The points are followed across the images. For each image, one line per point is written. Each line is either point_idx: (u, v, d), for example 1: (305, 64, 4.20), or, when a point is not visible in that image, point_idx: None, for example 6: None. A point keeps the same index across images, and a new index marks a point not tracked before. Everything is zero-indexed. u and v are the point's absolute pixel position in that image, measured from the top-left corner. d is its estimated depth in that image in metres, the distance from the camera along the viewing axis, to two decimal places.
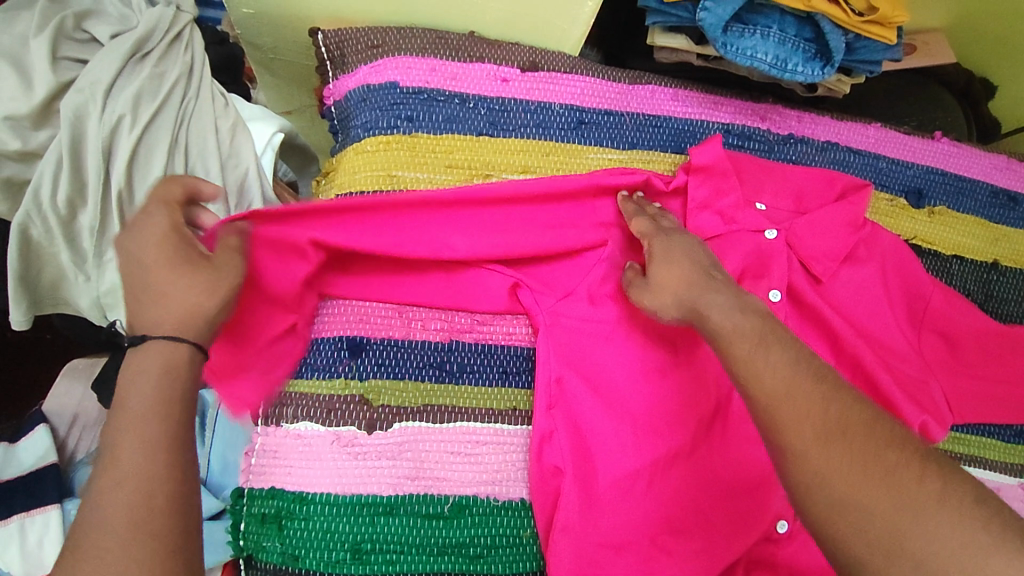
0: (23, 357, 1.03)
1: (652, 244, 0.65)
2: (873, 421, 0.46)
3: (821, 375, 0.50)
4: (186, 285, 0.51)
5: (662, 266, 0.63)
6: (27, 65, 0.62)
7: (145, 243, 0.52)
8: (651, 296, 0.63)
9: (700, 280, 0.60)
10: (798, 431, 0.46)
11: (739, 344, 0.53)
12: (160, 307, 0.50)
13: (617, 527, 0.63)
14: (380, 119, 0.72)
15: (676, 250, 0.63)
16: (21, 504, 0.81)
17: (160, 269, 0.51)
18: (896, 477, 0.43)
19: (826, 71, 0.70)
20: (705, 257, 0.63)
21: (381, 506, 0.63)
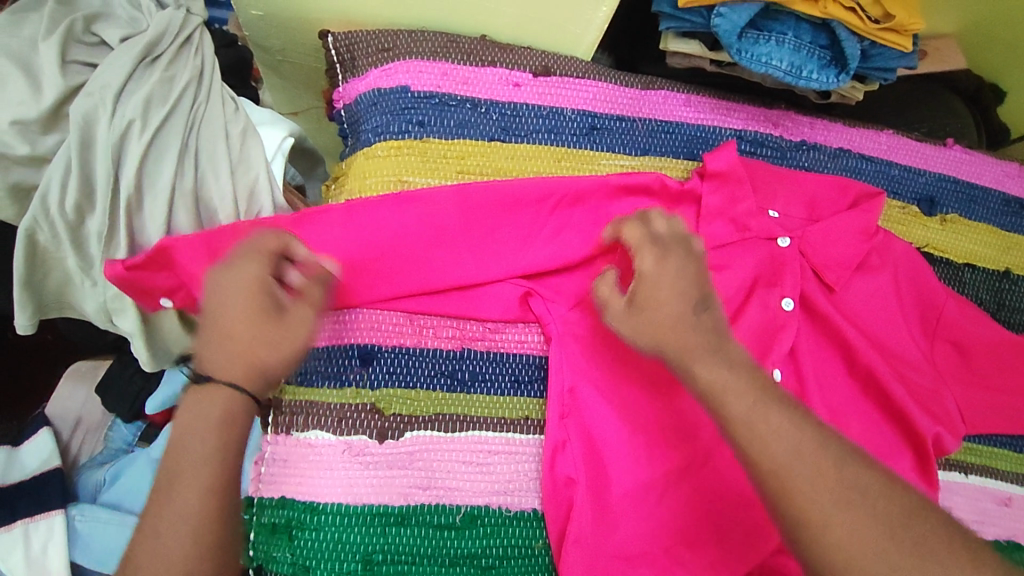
0: (26, 358, 1.02)
1: (642, 261, 0.60)
2: (887, 483, 0.49)
3: (826, 434, 0.50)
4: (257, 343, 0.55)
5: (653, 290, 0.58)
6: (35, 68, 0.61)
7: (225, 290, 0.55)
8: (634, 323, 0.58)
9: (690, 321, 0.56)
10: (818, 498, 0.47)
11: (732, 403, 0.52)
12: (226, 349, 0.54)
13: (629, 538, 0.62)
14: (391, 124, 0.71)
15: (669, 273, 0.59)
16: (24, 509, 0.80)
17: (234, 317, 0.55)
18: (919, 544, 0.46)
19: (841, 79, 0.70)
20: (699, 285, 0.59)
21: (393, 517, 0.62)
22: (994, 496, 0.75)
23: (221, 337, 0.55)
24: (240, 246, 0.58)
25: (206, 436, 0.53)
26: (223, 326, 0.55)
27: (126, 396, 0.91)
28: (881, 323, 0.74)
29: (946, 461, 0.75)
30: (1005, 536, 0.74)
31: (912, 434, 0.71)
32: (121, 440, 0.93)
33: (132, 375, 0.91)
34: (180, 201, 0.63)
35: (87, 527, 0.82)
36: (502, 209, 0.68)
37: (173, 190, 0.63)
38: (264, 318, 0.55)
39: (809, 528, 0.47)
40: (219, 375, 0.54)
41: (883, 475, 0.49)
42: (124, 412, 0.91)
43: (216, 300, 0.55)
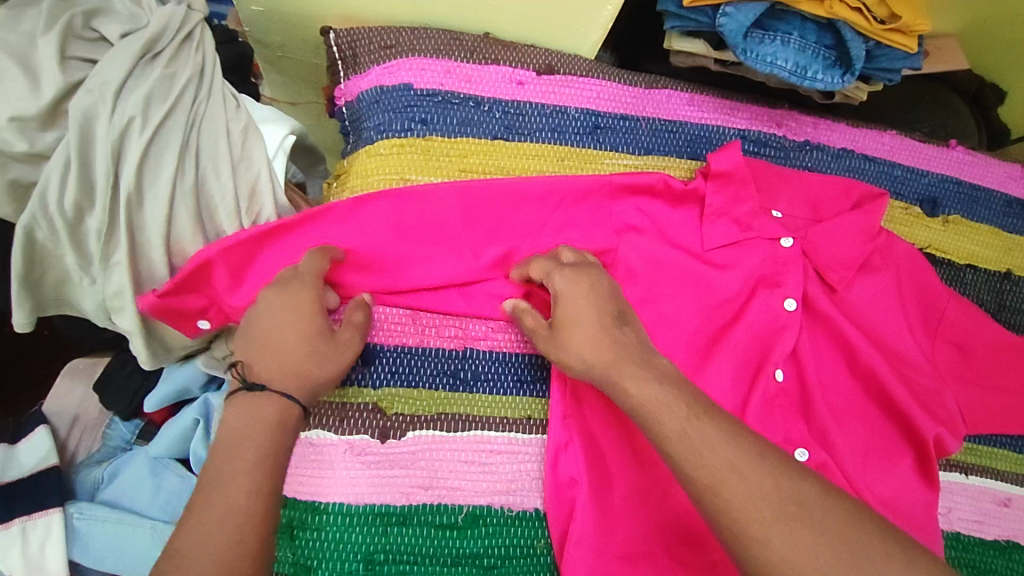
0: (23, 355, 1.01)
1: (556, 286, 0.62)
2: (826, 494, 0.48)
3: (762, 446, 0.49)
4: (310, 358, 0.59)
5: (569, 317, 0.60)
6: (34, 64, 0.60)
7: (282, 308, 0.59)
8: (559, 351, 0.60)
9: (606, 343, 0.58)
10: (756, 511, 0.46)
11: (666, 418, 0.52)
12: (279, 360, 0.58)
13: (631, 539, 0.62)
14: (394, 122, 0.71)
15: (581, 297, 0.60)
16: (21, 507, 0.80)
17: (291, 335, 0.59)
18: (859, 559, 0.45)
19: (846, 79, 0.70)
20: (613, 303, 0.61)
21: (395, 516, 0.62)
22: (994, 497, 0.75)
23: (276, 351, 0.58)
24: (288, 269, 0.61)
25: (259, 442, 0.55)
26: (278, 340, 0.58)
27: (124, 393, 0.90)
28: (883, 324, 0.74)
29: (947, 462, 0.75)
30: (1004, 536, 0.74)
31: (913, 435, 0.72)
32: (120, 439, 0.92)
33: (130, 373, 0.91)
34: (181, 199, 0.63)
35: (86, 526, 0.81)
36: (504, 206, 0.68)
37: (174, 188, 0.63)
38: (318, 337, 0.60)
39: (746, 543, 0.46)
40: (271, 383, 0.57)
41: (823, 487, 0.48)
42: (122, 409, 0.91)
43: (273, 316, 0.59)
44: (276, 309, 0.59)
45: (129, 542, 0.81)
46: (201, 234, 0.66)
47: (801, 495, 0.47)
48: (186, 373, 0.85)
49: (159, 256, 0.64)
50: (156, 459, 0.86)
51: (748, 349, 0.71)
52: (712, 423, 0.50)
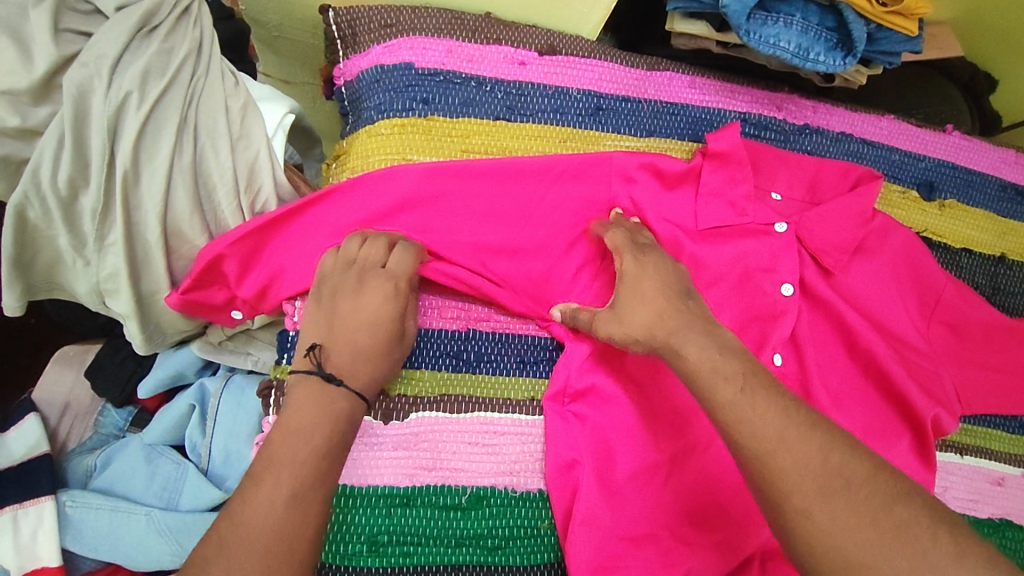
0: (11, 342, 0.99)
1: (625, 264, 0.62)
2: (873, 470, 0.45)
3: (814, 417, 0.47)
4: (386, 363, 0.60)
5: (638, 290, 0.59)
6: (26, 36, 0.58)
7: (361, 304, 0.60)
8: (619, 323, 0.59)
9: (670, 313, 0.56)
10: (798, 483, 0.44)
11: (720, 388, 0.49)
12: (355, 358, 0.59)
13: (635, 519, 0.62)
14: (395, 101, 0.70)
15: (651, 275, 0.60)
16: (13, 496, 0.78)
17: (368, 335, 0.60)
18: (902, 535, 0.42)
19: (847, 62, 0.70)
20: (680, 283, 0.60)
21: (399, 498, 0.61)
22: (988, 476, 0.76)
23: (356, 352, 0.59)
24: (374, 244, 0.62)
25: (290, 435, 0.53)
26: (356, 337, 0.59)
27: (118, 379, 0.89)
28: (881, 306, 0.75)
29: (942, 442, 0.76)
30: (998, 514, 0.75)
31: (911, 415, 0.72)
32: (112, 425, 0.91)
33: (123, 359, 0.90)
34: (179, 177, 0.62)
35: (79, 513, 0.79)
36: (506, 182, 0.68)
37: (171, 165, 0.61)
38: (392, 342, 0.61)
39: (788, 516, 0.44)
40: (347, 378, 0.58)
41: (870, 462, 0.46)
42: (116, 396, 0.90)
43: (351, 310, 0.60)
44: (352, 304, 0.60)
45: (122, 528, 0.79)
46: (198, 213, 0.64)
47: (844, 471, 0.45)
48: (180, 359, 0.85)
49: (154, 236, 0.63)
50: (150, 446, 0.85)
51: (749, 330, 0.71)
52: (760, 391, 0.49)
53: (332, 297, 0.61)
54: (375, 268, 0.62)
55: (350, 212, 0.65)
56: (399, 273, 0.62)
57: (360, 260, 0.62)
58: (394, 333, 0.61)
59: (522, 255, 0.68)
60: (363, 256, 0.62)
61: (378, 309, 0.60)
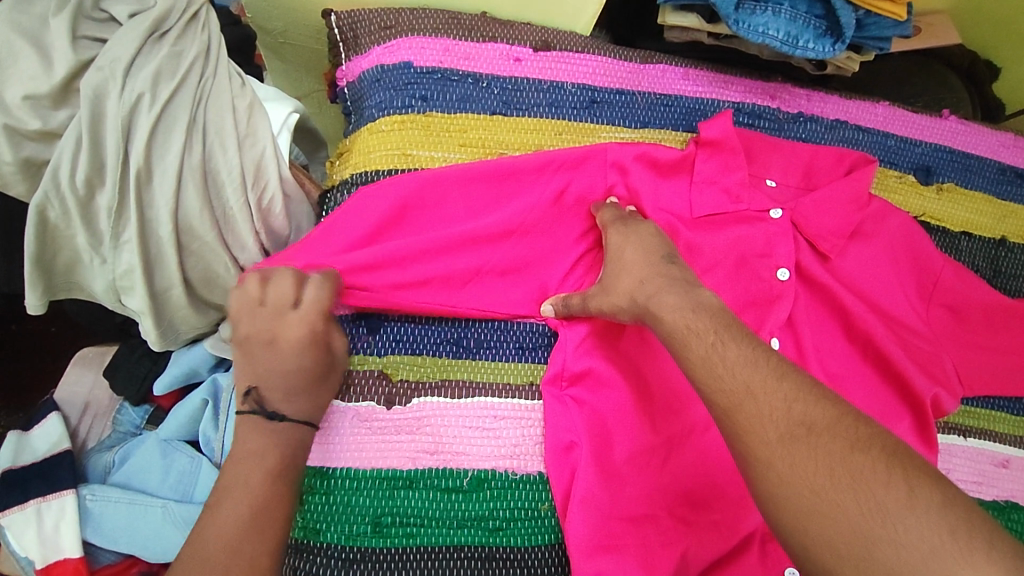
0: (35, 347, 1.03)
1: (608, 239, 0.66)
2: (839, 424, 0.45)
3: (782, 367, 0.49)
4: (320, 386, 0.62)
5: (620, 261, 0.63)
6: (46, 43, 0.62)
7: (282, 348, 0.60)
8: (604, 295, 0.63)
9: (649, 277, 0.60)
10: (761, 432, 0.46)
11: (692, 344, 0.52)
12: (289, 395, 0.60)
13: (631, 499, 0.63)
14: (395, 99, 0.73)
15: (633, 243, 0.64)
16: (36, 490, 0.81)
17: (295, 371, 0.60)
18: (863, 480, 0.42)
19: (837, 48, 0.71)
20: (662, 247, 0.63)
21: (401, 480, 0.63)
22: (992, 458, 0.76)
23: (286, 388, 0.60)
24: (290, 286, 0.60)
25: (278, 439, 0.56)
26: (283, 373, 0.60)
27: (133, 378, 0.92)
28: (878, 290, 0.75)
29: (945, 425, 0.76)
30: (1003, 497, 0.75)
31: (911, 396, 0.73)
32: (129, 424, 0.94)
33: (139, 358, 0.93)
34: (188, 174, 0.65)
35: (99, 506, 0.82)
36: (501, 182, 0.70)
37: (181, 163, 0.64)
38: (319, 368, 0.62)
39: (754, 466, 0.45)
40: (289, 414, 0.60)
41: (838, 408, 0.46)
42: (132, 394, 0.93)
43: (272, 357, 0.60)
44: (271, 350, 0.60)
45: (139, 521, 0.81)
46: (208, 209, 0.67)
47: (813, 420, 0.46)
48: (193, 357, 0.87)
49: (166, 232, 0.66)
50: (166, 441, 0.87)
51: (746, 315, 0.72)
52: (735, 348, 0.51)
53: (251, 344, 0.61)
54: (285, 310, 0.60)
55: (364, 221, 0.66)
56: (312, 306, 0.60)
57: (274, 303, 0.60)
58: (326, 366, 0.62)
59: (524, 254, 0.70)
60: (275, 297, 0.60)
61: (297, 345, 0.60)
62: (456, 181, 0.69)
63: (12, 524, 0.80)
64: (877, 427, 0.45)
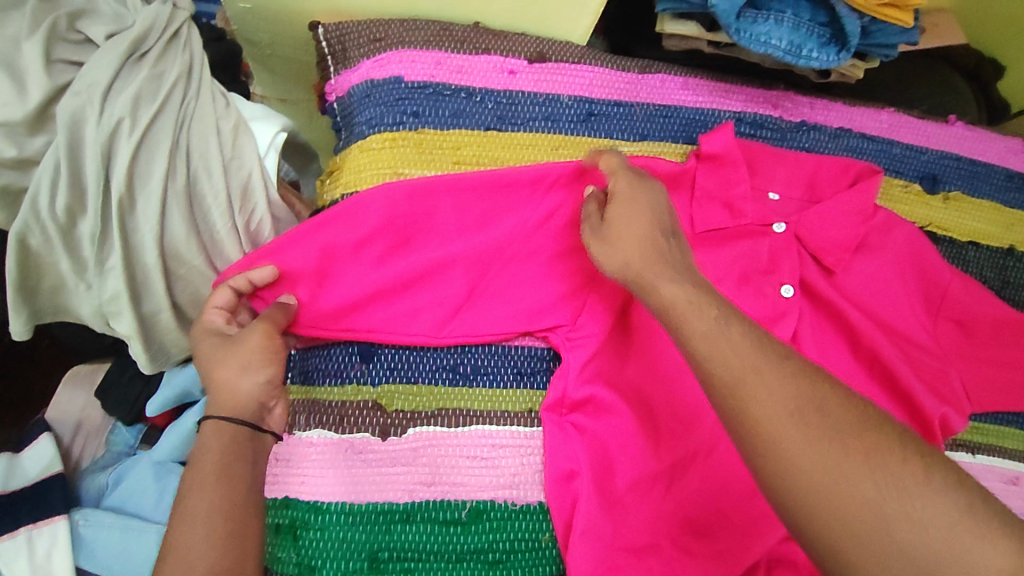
0: (24, 365, 1.01)
1: (615, 185, 0.62)
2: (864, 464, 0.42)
3: None
4: (246, 370, 0.60)
5: (625, 207, 0.60)
6: (21, 68, 0.59)
7: (210, 357, 0.60)
8: (607, 244, 0.59)
9: (653, 245, 0.57)
10: (774, 477, 0.43)
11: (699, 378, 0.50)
12: (220, 392, 0.59)
13: (635, 528, 0.62)
14: (386, 115, 0.70)
15: (640, 199, 0.60)
16: (27, 516, 0.79)
17: (217, 370, 0.59)
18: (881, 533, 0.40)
19: (841, 57, 0.69)
20: (664, 216, 0.60)
21: (398, 514, 0.61)
22: (1002, 475, 0.75)
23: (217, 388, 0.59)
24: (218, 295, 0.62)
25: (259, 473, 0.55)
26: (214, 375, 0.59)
27: (125, 400, 0.90)
28: (883, 305, 0.74)
29: (952, 442, 0.75)
30: None
31: (919, 416, 0.71)
32: (123, 444, 0.93)
33: (131, 380, 0.91)
34: (172, 200, 0.63)
35: (92, 532, 0.80)
36: (497, 194, 0.68)
37: (165, 189, 0.62)
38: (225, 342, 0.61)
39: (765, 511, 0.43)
40: (223, 411, 0.58)
41: None
42: (125, 415, 0.91)
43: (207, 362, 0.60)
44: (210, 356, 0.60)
45: (135, 546, 0.80)
46: (194, 235, 0.65)
47: None
48: (186, 376, 0.84)
49: (152, 258, 0.64)
50: (159, 463, 0.85)
51: None
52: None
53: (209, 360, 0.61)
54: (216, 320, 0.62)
55: (353, 234, 0.65)
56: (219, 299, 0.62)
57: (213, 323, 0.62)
58: (272, 372, 0.61)
59: (517, 273, 0.68)
60: (205, 322, 0.62)
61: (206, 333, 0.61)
62: (447, 192, 0.67)
63: (2, 553, 0.77)
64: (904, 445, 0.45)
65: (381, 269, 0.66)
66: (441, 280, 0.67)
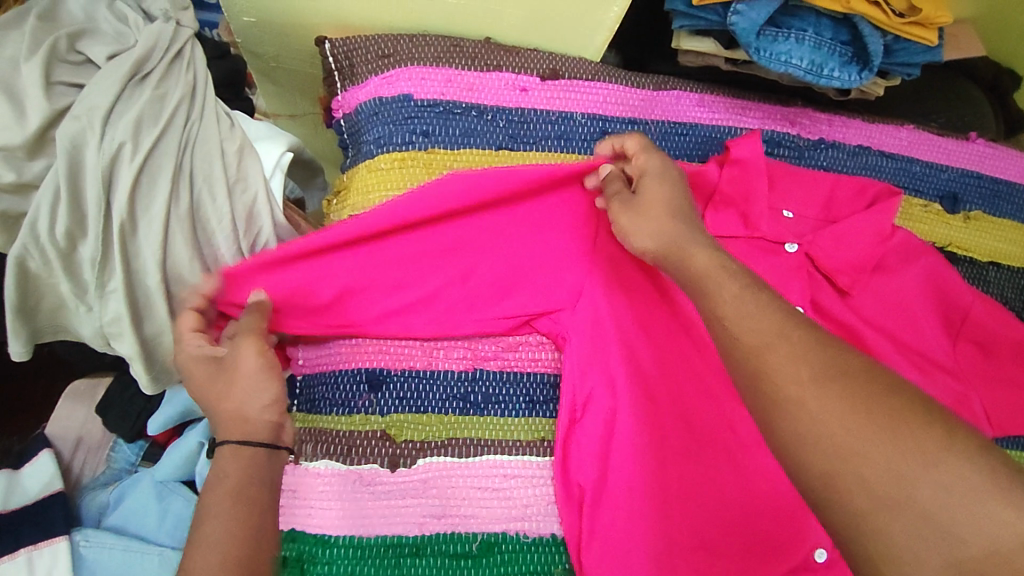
0: (24, 379, 0.99)
1: (641, 165, 0.60)
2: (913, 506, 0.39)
3: None
4: (248, 391, 0.57)
5: (655, 184, 0.58)
6: (18, 91, 0.58)
7: (206, 384, 0.57)
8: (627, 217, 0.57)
9: (683, 216, 0.56)
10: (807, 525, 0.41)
11: None
12: (232, 419, 0.57)
13: (649, 559, 0.61)
14: (395, 134, 0.68)
15: (667, 175, 0.59)
16: (28, 537, 0.76)
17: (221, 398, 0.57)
18: None
19: (864, 76, 0.66)
20: (689, 192, 0.59)
21: (407, 547, 0.60)
22: None
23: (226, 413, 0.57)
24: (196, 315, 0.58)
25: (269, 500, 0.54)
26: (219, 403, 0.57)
27: (127, 417, 0.88)
28: (903, 329, 0.72)
29: None
30: None
31: None
32: (124, 460, 0.91)
33: (133, 397, 0.89)
34: (176, 224, 0.61)
35: (93, 553, 0.78)
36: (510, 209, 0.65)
37: (168, 213, 0.60)
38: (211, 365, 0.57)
39: None
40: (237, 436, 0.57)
41: None
42: (127, 432, 0.89)
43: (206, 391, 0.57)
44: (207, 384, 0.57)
45: (136, 568, 0.78)
46: (198, 258, 0.63)
47: None
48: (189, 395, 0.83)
49: (155, 283, 0.61)
50: (161, 482, 0.84)
51: None
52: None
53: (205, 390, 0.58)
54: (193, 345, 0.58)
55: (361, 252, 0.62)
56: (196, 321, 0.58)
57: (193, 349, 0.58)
58: (275, 393, 0.59)
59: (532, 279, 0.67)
60: (183, 347, 0.57)
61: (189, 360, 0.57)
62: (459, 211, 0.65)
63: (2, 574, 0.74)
64: None
65: (393, 291, 0.64)
66: (455, 293, 0.66)
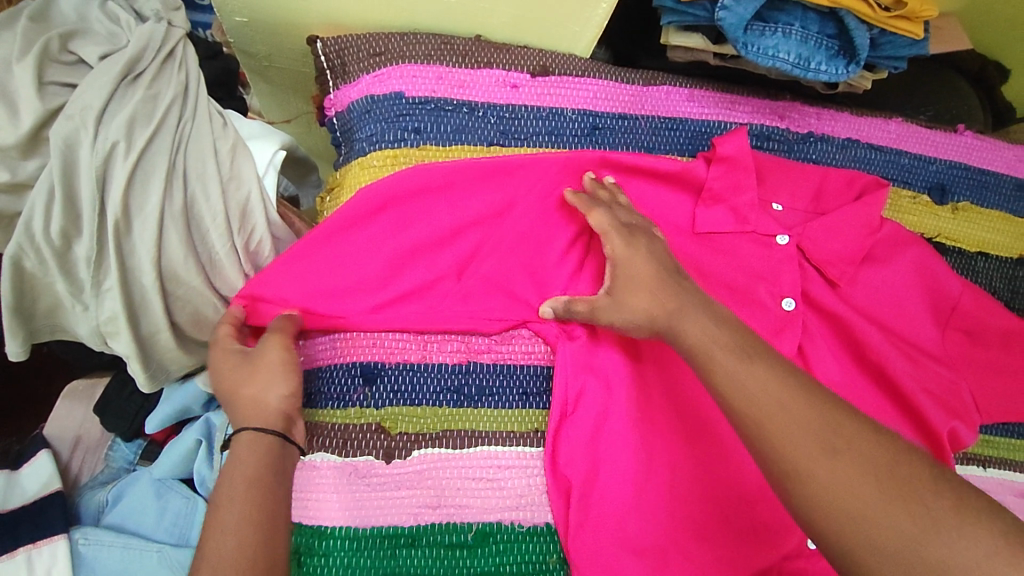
0: (22, 380, 1.00)
1: (612, 248, 0.62)
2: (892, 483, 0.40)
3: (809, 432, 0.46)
4: (265, 381, 0.59)
5: (631, 272, 0.60)
6: (12, 92, 0.58)
7: (229, 375, 0.60)
8: (614, 309, 0.59)
9: (668, 292, 0.58)
10: None
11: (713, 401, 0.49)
12: (248, 408, 0.58)
13: (643, 545, 0.61)
14: (387, 132, 0.69)
15: (643, 254, 0.61)
16: (26, 536, 0.77)
17: (241, 390, 0.59)
18: None
19: (851, 70, 0.67)
20: (666, 262, 0.61)
21: (404, 538, 0.60)
22: (1014, 489, 0.74)
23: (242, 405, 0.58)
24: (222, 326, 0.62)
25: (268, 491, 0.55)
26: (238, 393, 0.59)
27: (124, 416, 0.89)
28: (893, 318, 0.73)
29: (964, 455, 0.74)
30: None
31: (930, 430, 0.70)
32: (122, 459, 0.91)
33: (130, 396, 0.89)
34: (170, 222, 0.61)
35: (92, 551, 0.78)
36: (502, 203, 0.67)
37: (162, 211, 0.61)
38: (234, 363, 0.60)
39: None
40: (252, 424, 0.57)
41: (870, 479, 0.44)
42: (124, 431, 0.89)
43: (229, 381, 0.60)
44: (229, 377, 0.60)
45: (135, 565, 0.78)
46: (192, 255, 0.63)
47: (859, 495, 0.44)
48: (186, 394, 0.83)
49: (150, 281, 0.62)
50: (159, 480, 0.84)
51: None
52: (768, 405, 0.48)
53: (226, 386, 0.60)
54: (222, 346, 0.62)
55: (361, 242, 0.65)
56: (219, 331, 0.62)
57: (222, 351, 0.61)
58: (293, 383, 0.61)
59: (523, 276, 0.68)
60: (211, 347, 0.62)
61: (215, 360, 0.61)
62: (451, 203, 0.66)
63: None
64: (922, 473, 0.44)
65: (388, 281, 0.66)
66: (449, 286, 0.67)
